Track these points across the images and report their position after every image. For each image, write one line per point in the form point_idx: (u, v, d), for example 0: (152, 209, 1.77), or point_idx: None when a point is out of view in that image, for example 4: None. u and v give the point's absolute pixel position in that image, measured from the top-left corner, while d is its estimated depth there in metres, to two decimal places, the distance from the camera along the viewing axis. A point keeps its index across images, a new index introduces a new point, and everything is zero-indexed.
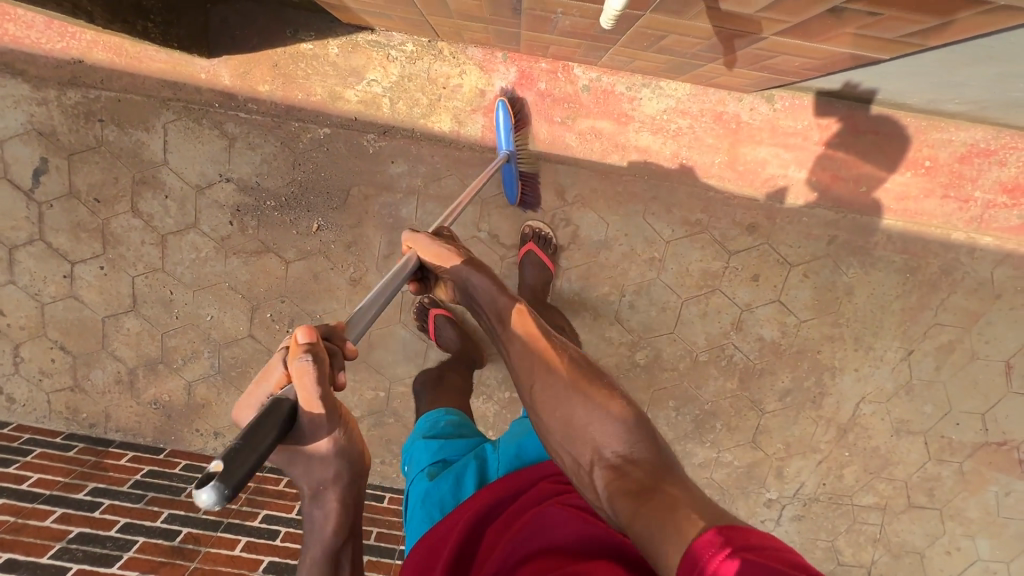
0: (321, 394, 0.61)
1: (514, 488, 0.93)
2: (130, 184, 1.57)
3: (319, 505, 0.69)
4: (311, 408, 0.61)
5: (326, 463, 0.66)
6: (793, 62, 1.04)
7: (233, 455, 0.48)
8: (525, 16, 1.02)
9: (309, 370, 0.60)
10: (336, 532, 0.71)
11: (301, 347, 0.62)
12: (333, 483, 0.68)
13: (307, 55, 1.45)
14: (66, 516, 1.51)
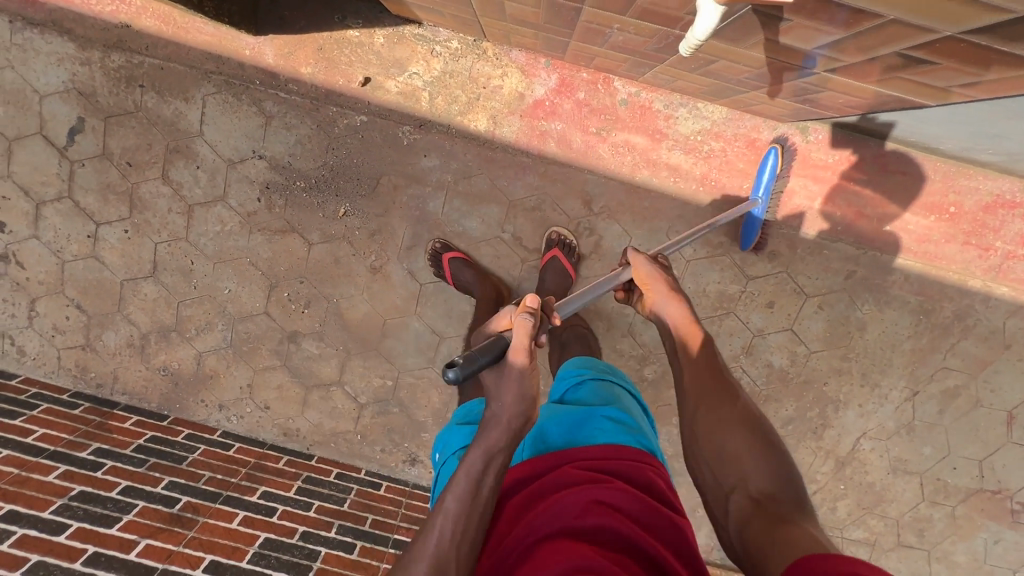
0: (524, 342, 0.89)
1: (534, 472, 0.96)
2: (163, 152, 1.58)
3: (498, 418, 0.91)
4: (521, 351, 0.90)
5: (514, 393, 0.91)
6: (837, 99, 1.05)
7: (466, 365, 0.86)
8: (579, 27, 1.04)
9: (525, 324, 0.90)
10: (501, 441, 0.90)
11: (526, 308, 0.92)
12: (508, 410, 0.92)
13: (352, 41, 1.46)
14: (68, 473, 1.51)
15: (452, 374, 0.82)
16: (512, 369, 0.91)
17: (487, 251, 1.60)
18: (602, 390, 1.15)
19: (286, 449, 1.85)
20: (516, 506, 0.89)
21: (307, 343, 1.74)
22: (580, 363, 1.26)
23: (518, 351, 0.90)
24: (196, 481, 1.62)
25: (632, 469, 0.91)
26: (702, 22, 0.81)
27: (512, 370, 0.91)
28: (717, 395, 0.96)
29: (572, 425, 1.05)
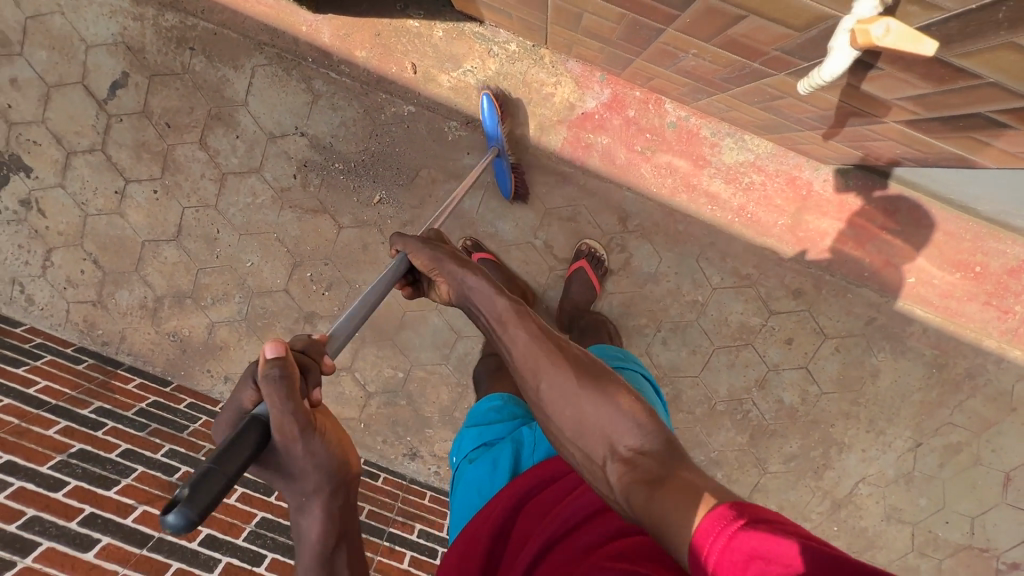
0: (286, 415, 0.65)
1: (547, 475, 0.97)
2: (204, 116, 1.56)
3: (305, 515, 0.71)
4: (286, 424, 0.65)
5: (307, 475, 0.68)
6: (893, 149, 1.07)
7: (202, 478, 0.54)
8: (652, 48, 1.04)
9: (275, 386, 0.65)
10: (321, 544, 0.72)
11: (273, 364, 0.66)
12: (319, 492, 0.70)
13: (410, 31, 1.46)
14: (68, 429, 1.48)
15: (175, 517, 0.50)
16: (291, 441, 0.66)
17: (516, 255, 1.60)
18: None
19: None
20: (532, 511, 0.91)
21: (323, 325, 1.73)
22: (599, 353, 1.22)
23: (282, 427, 0.65)
24: (196, 452, 1.59)
25: None
26: (788, 58, 0.81)
27: (291, 448, 0.66)
28: (545, 364, 0.78)
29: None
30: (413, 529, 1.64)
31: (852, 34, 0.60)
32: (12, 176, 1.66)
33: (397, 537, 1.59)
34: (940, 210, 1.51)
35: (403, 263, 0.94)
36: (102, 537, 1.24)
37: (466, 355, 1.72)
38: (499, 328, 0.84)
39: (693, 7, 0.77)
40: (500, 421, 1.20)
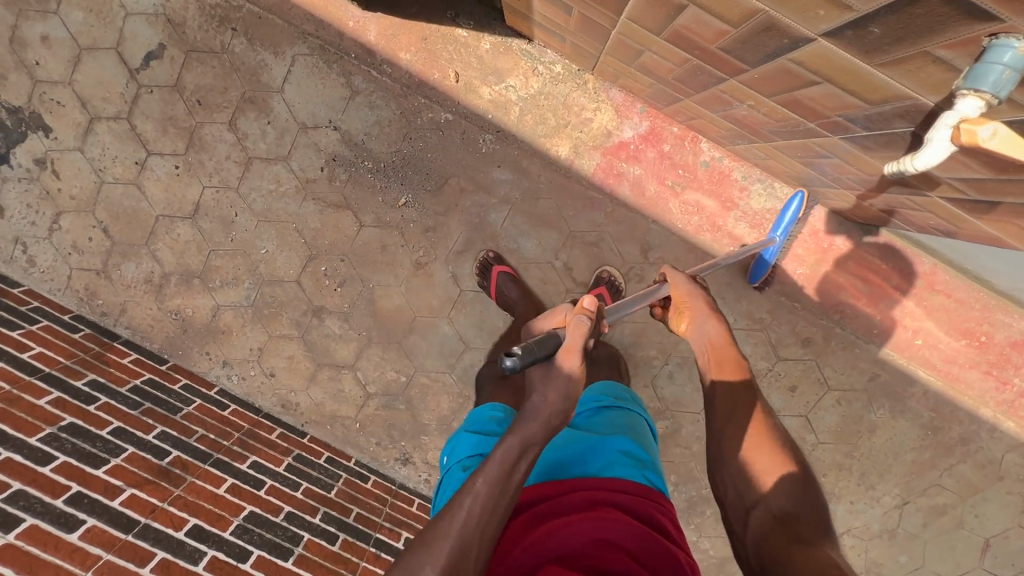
0: (578, 339, 0.92)
1: (542, 494, 0.93)
2: (237, 98, 1.54)
3: (529, 414, 0.89)
4: (571, 350, 0.92)
5: (550, 385, 0.91)
6: (927, 219, 1.09)
7: (530, 352, 0.88)
8: (706, 93, 1.05)
9: (581, 324, 0.93)
10: (538, 429, 0.87)
11: (584, 309, 0.96)
12: (550, 406, 0.89)
13: (457, 40, 1.45)
14: (60, 401, 1.43)
15: (509, 363, 0.85)
16: (563, 363, 0.92)
17: (534, 274, 1.60)
18: (619, 421, 1.10)
19: (281, 421, 1.80)
20: (516, 528, 0.86)
21: (331, 321, 1.71)
22: (602, 387, 1.23)
23: (569, 347, 0.92)
24: (188, 437, 1.56)
25: (639, 508, 0.88)
26: (848, 124, 0.82)
27: (563, 365, 0.91)
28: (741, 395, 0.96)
29: (583, 451, 1.01)
30: (399, 536, 1.62)
31: (955, 130, 0.54)
32: (30, 134, 1.62)
33: (383, 544, 1.57)
34: (954, 278, 1.54)
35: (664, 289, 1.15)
36: (88, 517, 1.21)
37: (471, 367, 1.71)
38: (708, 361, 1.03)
39: (766, 66, 0.76)
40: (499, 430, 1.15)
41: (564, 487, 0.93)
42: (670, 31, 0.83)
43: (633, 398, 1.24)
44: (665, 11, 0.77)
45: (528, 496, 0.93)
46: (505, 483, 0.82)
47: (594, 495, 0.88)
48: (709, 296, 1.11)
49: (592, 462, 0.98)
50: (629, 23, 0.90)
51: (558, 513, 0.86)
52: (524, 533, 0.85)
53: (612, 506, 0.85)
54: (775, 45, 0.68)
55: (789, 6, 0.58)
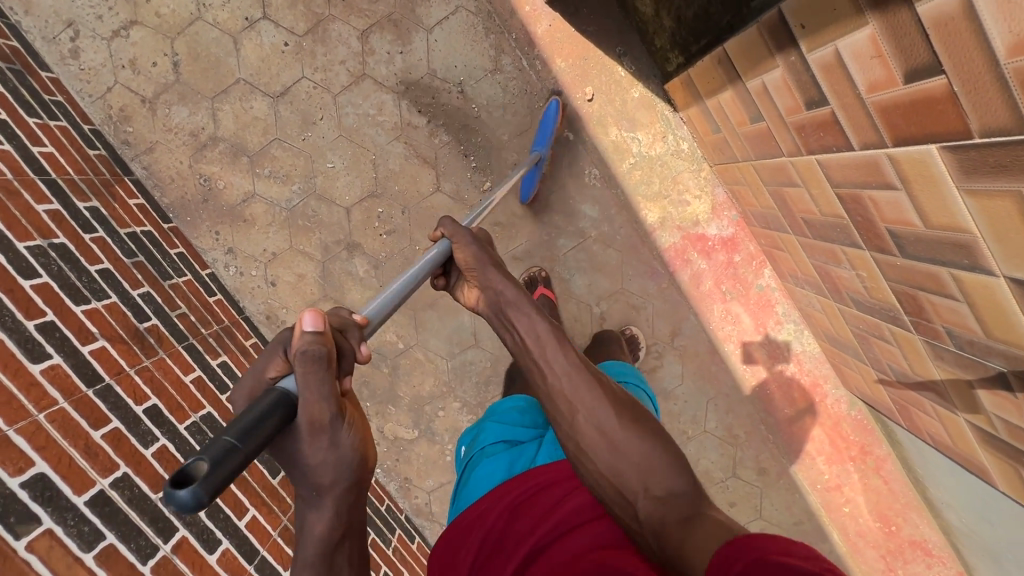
0: (322, 396, 0.57)
1: (544, 480, 0.91)
2: (382, 14, 1.48)
3: (312, 509, 0.63)
4: (312, 407, 0.57)
5: (325, 468, 0.60)
6: (931, 426, 1.24)
7: (222, 458, 0.45)
8: (821, 244, 1.16)
9: (314, 364, 0.57)
10: (326, 531, 0.64)
11: (308, 334, 0.59)
12: (330, 489, 0.62)
13: (613, 75, 1.48)
14: (58, 216, 1.29)
15: (187, 494, 0.41)
16: (319, 433, 0.58)
17: (571, 309, 1.63)
18: None
19: (258, 331, 1.70)
20: (530, 512, 0.85)
21: (359, 261, 1.64)
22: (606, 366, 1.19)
23: (315, 410, 0.57)
24: (169, 310, 1.43)
25: None
26: (943, 335, 0.94)
27: (316, 436, 0.58)
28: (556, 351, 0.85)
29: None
30: None
31: None
32: None
33: None
34: (898, 470, 1.72)
35: (440, 255, 0.91)
36: (55, 354, 1.08)
37: (469, 364, 1.71)
38: (505, 330, 0.90)
39: (919, 263, 0.86)
40: (517, 419, 1.13)
41: (562, 473, 0.91)
42: (854, 192, 0.91)
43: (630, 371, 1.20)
44: (866, 178, 0.85)
45: (529, 483, 0.91)
46: None
47: None
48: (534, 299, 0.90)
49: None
50: (814, 162, 0.97)
51: (571, 495, 0.84)
52: (539, 517, 0.83)
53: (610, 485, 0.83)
54: (951, 257, 0.78)
55: (1002, 246, 0.68)
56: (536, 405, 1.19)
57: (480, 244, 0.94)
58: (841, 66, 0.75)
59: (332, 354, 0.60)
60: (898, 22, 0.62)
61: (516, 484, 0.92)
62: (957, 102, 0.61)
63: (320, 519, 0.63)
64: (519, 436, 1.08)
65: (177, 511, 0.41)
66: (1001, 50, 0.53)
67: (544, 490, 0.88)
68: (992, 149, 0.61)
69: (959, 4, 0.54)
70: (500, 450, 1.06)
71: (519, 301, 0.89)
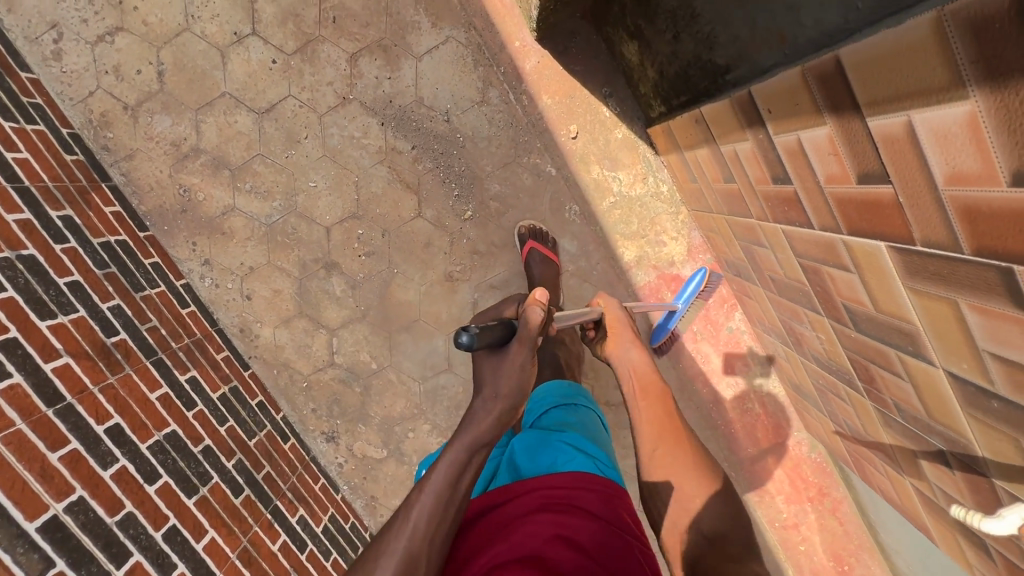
0: (530, 334, 0.85)
1: (494, 501, 0.88)
2: (372, 39, 1.48)
3: (484, 407, 0.82)
4: (524, 342, 0.85)
5: (510, 377, 0.83)
6: (881, 481, 1.27)
7: (484, 330, 0.78)
8: (786, 302, 1.20)
9: (536, 317, 0.86)
10: (482, 435, 0.81)
11: (538, 300, 0.89)
12: (501, 400, 0.83)
13: (598, 115, 1.50)
14: (29, 225, 1.27)
15: (466, 338, 0.74)
16: (521, 345, 0.84)
17: None
18: (580, 423, 1.11)
19: (231, 344, 1.69)
20: (480, 534, 0.81)
21: (336, 280, 1.64)
22: (549, 388, 1.24)
23: (523, 341, 0.85)
24: (139, 323, 1.42)
25: (601, 506, 0.85)
26: (891, 406, 0.98)
27: (517, 354, 0.84)
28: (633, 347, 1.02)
29: (535, 453, 0.98)
30: (295, 511, 1.58)
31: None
32: None
33: (279, 514, 1.51)
34: (854, 514, 1.75)
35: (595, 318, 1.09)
36: (14, 373, 1.08)
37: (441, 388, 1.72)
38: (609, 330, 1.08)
39: (870, 339, 0.90)
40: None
41: (515, 489, 0.88)
42: (814, 265, 0.94)
43: (578, 391, 1.25)
44: (824, 255, 0.88)
45: (482, 503, 0.88)
46: (450, 495, 0.77)
47: (552, 496, 0.84)
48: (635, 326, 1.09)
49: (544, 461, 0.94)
50: (779, 230, 1.00)
51: (524, 513, 0.81)
52: (489, 537, 0.79)
53: (564, 509, 0.81)
54: (897, 342, 0.81)
55: (941, 343, 0.71)
56: (493, 431, 1.20)
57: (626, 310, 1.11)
58: (802, 154, 0.77)
59: (547, 317, 0.89)
60: (852, 128, 0.63)
61: (471, 505, 0.89)
62: (903, 210, 0.63)
63: (478, 427, 0.81)
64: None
65: (456, 342, 0.73)
66: (940, 177, 0.54)
67: (495, 510, 0.85)
68: (933, 259, 0.63)
69: (903, 128, 0.55)
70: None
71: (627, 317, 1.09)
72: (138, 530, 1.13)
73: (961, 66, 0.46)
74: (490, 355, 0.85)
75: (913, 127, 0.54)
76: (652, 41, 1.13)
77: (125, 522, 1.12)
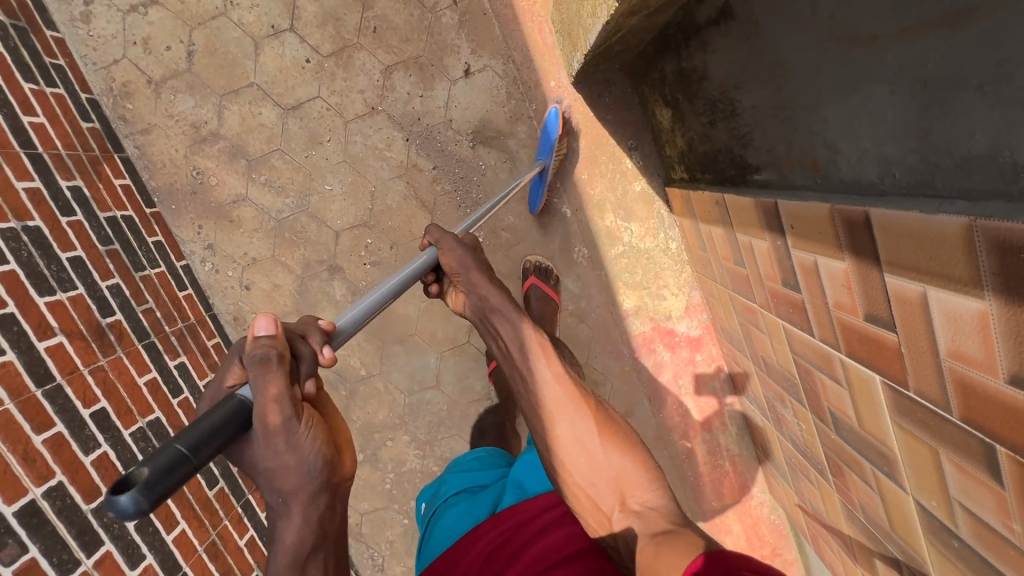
0: (276, 398, 0.58)
1: (509, 523, 0.89)
2: (409, 55, 1.48)
3: (283, 516, 0.64)
4: (264, 418, 0.58)
5: (289, 468, 0.61)
6: (834, 562, 1.33)
7: (169, 467, 0.49)
8: (774, 384, 1.25)
9: (265, 367, 0.59)
10: (297, 542, 0.64)
11: (260, 338, 0.61)
12: (297, 494, 0.63)
13: (620, 165, 1.52)
14: (37, 195, 1.26)
15: (126, 498, 0.45)
16: (272, 420, 0.58)
17: None
18: None
19: (223, 331, 1.68)
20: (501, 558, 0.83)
21: (338, 284, 1.65)
22: None
23: (270, 411, 0.58)
24: (135, 304, 1.41)
25: None
26: (856, 506, 1.03)
27: (271, 437, 0.59)
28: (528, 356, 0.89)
29: (539, 470, 0.98)
30: (265, 506, 1.59)
31: None
32: None
33: (249, 508, 1.53)
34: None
35: (429, 261, 0.91)
36: (8, 351, 1.07)
37: (425, 404, 1.74)
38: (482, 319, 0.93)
39: (848, 447, 0.94)
40: (475, 466, 1.12)
41: (525, 513, 0.89)
42: (808, 367, 0.98)
43: None
44: (819, 363, 0.92)
45: (496, 527, 0.89)
46: None
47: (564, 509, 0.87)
48: (479, 259, 0.94)
49: (551, 480, 0.96)
50: (780, 324, 1.04)
51: (540, 532, 0.83)
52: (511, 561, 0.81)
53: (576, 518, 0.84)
54: (874, 459, 0.86)
55: (915, 476, 0.75)
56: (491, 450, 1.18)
57: (467, 249, 0.93)
58: (816, 274, 0.80)
59: (283, 354, 0.61)
60: (869, 274, 0.67)
61: (486, 529, 0.90)
62: (902, 359, 0.67)
63: (295, 533, 0.64)
64: (479, 482, 1.08)
65: (126, 514, 0.46)
66: (944, 348, 0.58)
67: (513, 532, 0.87)
68: (921, 408, 0.67)
69: (919, 296, 0.59)
70: (462, 498, 1.04)
71: (463, 257, 0.91)
72: (112, 519, 1.14)
73: (983, 274, 0.49)
74: (241, 449, 0.61)
75: (927, 299, 0.58)
76: (687, 116, 1.15)
77: (100, 510, 1.12)
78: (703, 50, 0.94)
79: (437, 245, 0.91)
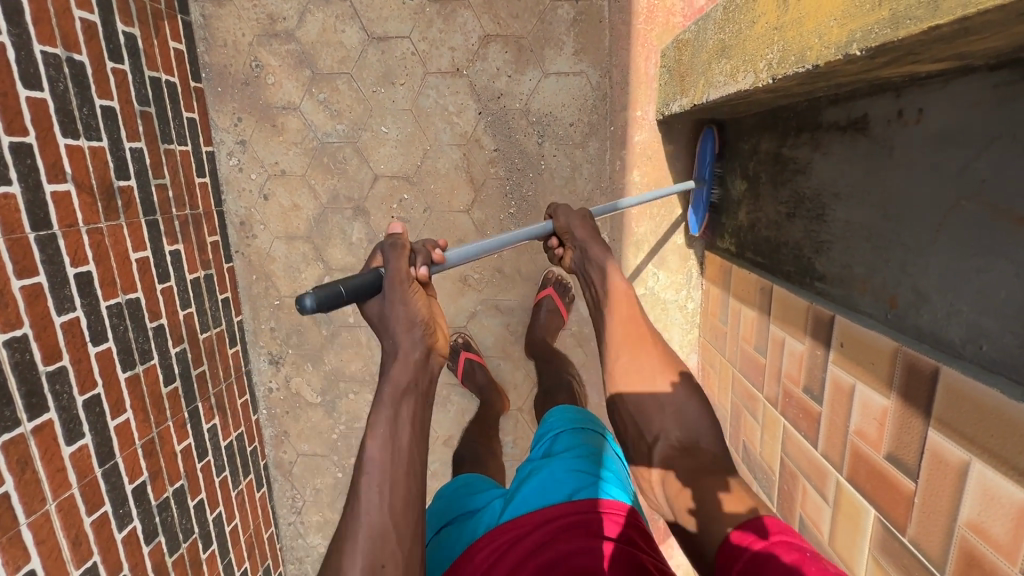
0: (403, 266, 0.80)
1: (501, 540, 0.75)
2: (513, 32, 1.44)
3: (392, 358, 0.79)
4: (395, 279, 0.79)
5: (409, 316, 0.79)
6: None
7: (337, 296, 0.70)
8: (744, 471, 1.28)
9: (393, 248, 0.81)
10: (405, 374, 0.78)
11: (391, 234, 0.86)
12: (411, 350, 0.79)
13: (671, 213, 1.53)
14: (92, 30, 1.17)
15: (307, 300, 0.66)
16: (398, 284, 0.79)
17: (515, 377, 1.69)
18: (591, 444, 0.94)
19: (224, 232, 1.61)
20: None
21: (357, 227, 1.60)
22: (557, 413, 1.04)
23: (397, 273, 0.79)
24: (151, 175, 1.33)
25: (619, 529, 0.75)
26: None
27: (395, 289, 0.79)
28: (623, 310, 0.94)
29: (542, 481, 0.84)
30: (210, 419, 1.53)
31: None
32: None
33: (195, 416, 1.47)
34: None
35: (545, 229, 1.06)
36: (13, 183, 0.99)
37: None
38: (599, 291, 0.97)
39: None
40: (467, 493, 0.95)
41: (519, 530, 0.75)
42: (795, 472, 1.01)
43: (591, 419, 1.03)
44: (811, 474, 0.95)
45: (488, 547, 0.75)
46: (398, 429, 0.75)
47: (563, 525, 0.74)
48: (590, 222, 1.04)
49: (549, 493, 0.81)
50: (780, 422, 1.07)
51: (536, 551, 0.71)
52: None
53: (578, 536, 0.72)
54: None
55: None
56: (484, 477, 1.02)
57: (575, 215, 1.05)
58: (849, 397, 0.83)
59: (400, 242, 0.83)
60: (911, 421, 0.69)
61: (479, 548, 0.76)
62: (911, 507, 0.70)
63: (399, 367, 0.79)
64: (471, 506, 0.90)
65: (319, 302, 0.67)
66: (963, 517, 0.62)
67: (507, 551, 0.73)
68: (910, 555, 0.71)
69: (958, 462, 0.62)
70: (454, 526, 0.87)
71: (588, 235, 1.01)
72: (63, 388, 1.07)
73: None
74: (370, 305, 0.80)
75: (968, 469, 0.61)
76: (763, 197, 1.16)
77: (55, 376, 1.06)
78: (813, 148, 0.95)
79: (557, 217, 1.06)
